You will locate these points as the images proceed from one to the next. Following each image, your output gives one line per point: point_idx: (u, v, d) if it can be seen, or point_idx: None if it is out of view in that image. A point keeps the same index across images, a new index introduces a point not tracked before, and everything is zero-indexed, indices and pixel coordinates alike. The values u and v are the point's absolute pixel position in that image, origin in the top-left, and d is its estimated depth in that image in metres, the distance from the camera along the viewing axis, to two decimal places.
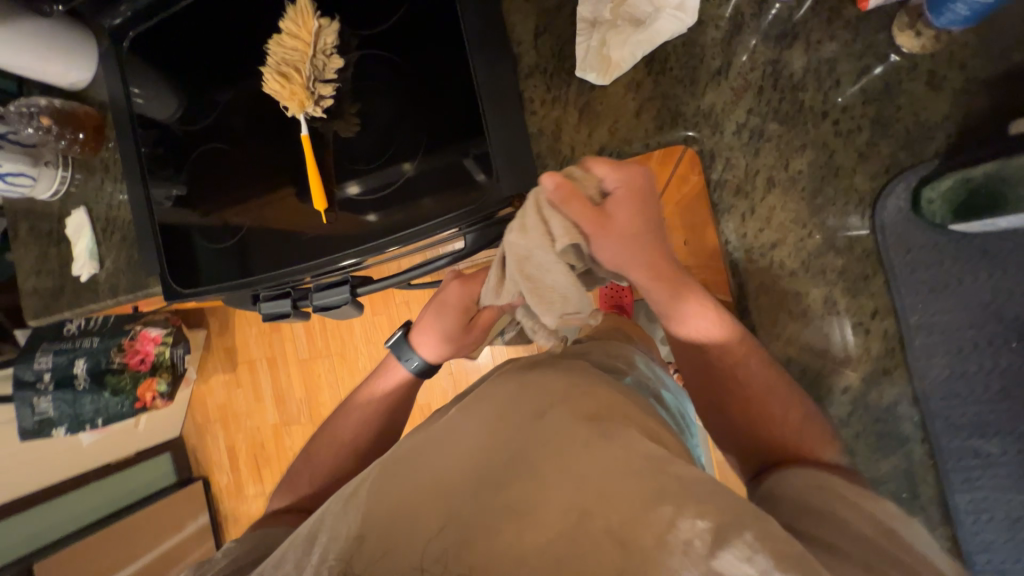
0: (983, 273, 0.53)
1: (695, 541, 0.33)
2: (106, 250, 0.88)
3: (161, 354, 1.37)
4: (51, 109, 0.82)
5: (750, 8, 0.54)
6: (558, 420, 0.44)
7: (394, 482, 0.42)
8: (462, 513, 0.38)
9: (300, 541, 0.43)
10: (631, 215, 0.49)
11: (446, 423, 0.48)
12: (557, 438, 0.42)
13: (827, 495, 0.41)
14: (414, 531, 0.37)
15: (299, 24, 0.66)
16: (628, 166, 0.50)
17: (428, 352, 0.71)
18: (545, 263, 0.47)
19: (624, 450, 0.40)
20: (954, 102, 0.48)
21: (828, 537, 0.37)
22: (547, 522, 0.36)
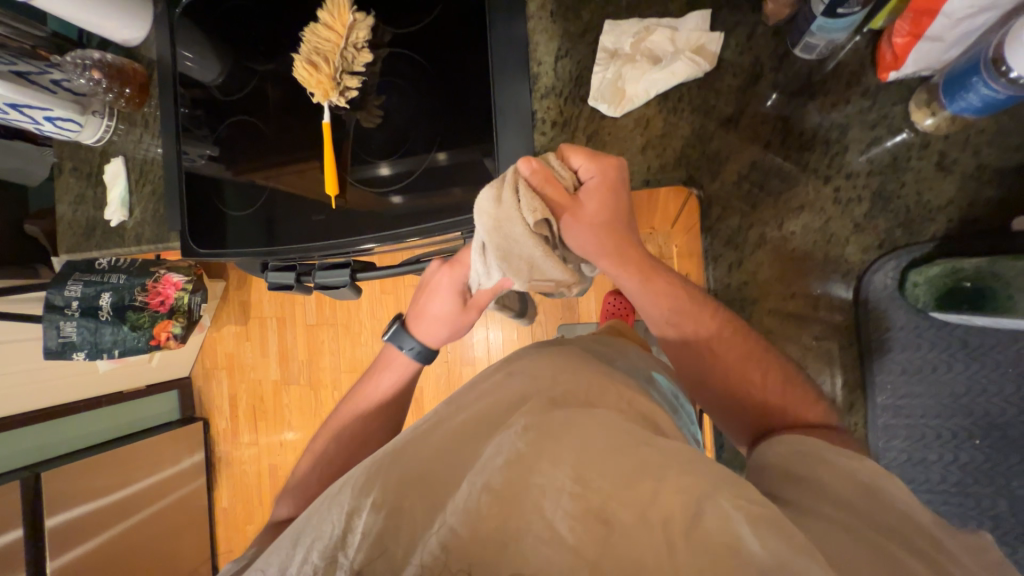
0: (958, 364, 0.54)
1: (674, 517, 0.34)
2: (138, 200, 0.94)
3: (180, 299, 1.44)
4: (103, 63, 0.87)
5: (771, 62, 0.53)
6: (535, 405, 0.44)
7: (377, 475, 0.41)
8: (453, 502, 0.38)
9: (284, 540, 0.42)
10: (598, 204, 0.50)
11: (433, 416, 0.49)
12: (536, 418, 0.42)
13: (820, 464, 0.40)
14: (407, 518, 0.38)
15: (336, 16, 0.69)
16: (601, 155, 0.50)
17: (428, 336, 0.74)
18: (514, 235, 0.46)
19: (605, 427, 0.41)
20: (961, 188, 0.49)
21: (804, 502, 0.38)
22: (539, 500, 0.36)
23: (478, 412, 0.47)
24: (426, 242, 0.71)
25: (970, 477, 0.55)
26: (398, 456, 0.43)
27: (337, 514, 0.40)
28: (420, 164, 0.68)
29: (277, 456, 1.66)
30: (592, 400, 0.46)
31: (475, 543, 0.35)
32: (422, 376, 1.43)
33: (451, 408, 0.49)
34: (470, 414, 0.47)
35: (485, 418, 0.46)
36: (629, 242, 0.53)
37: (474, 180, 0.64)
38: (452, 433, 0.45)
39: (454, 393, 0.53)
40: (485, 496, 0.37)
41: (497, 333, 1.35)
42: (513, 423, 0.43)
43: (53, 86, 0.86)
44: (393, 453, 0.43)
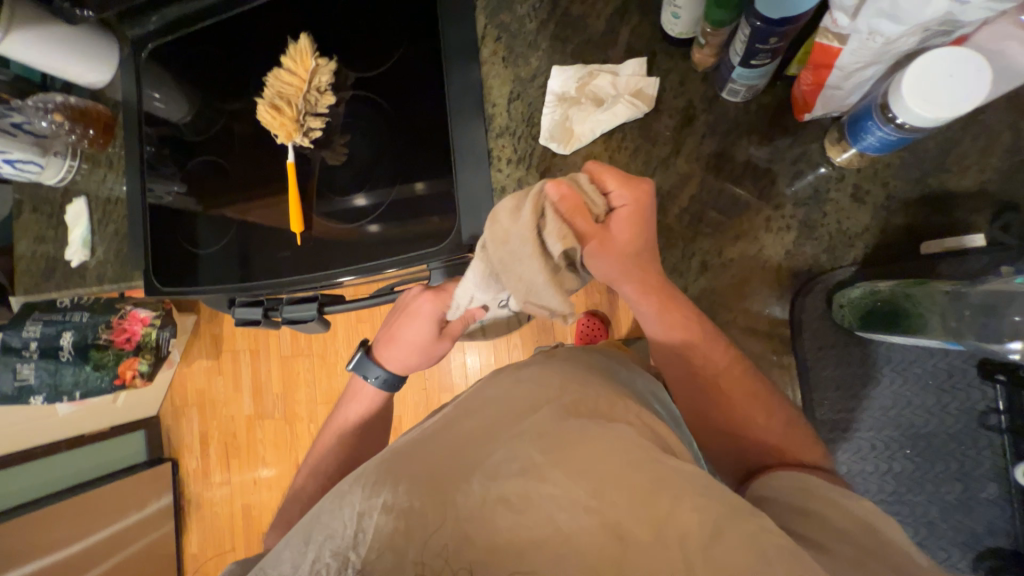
0: (886, 380, 0.58)
1: (691, 533, 0.36)
2: (101, 239, 0.93)
3: (147, 336, 1.40)
4: (66, 106, 0.88)
5: (702, 104, 0.58)
6: (549, 412, 0.46)
7: (394, 479, 0.44)
8: (466, 508, 0.41)
9: (300, 527, 0.46)
10: (627, 231, 0.52)
11: (445, 419, 0.51)
12: (553, 429, 0.44)
13: (812, 496, 0.44)
14: (427, 519, 0.41)
15: (298, 61, 0.72)
16: (635, 180, 0.51)
17: (392, 366, 0.75)
18: (520, 254, 0.48)
19: (622, 440, 0.42)
20: (874, 215, 0.53)
21: (811, 533, 0.39)
22: (558, 508, 0.39)
23: (486, 416, 0.49)
24: (402, 273, 0.72)
25: (905, 485, 0.58)
26: (414, 460, 0.45)
27: (344, 518, 0.42)
28: (384, 199, 0.70)
29: (250, 494, 1.60)
30: (605, 410, 0.47)
31: (496, 549, 0.38)
32: (400, 406, 1.41)
33: (464, 410, 0.52)
34: (484, 417, 0.49)
35: (496, 424, 0.47)
36: (651, 269, 0.54)
37: (435, 214, 0.66)
38: (469, 440, 0.46)
39: (468, 396, 0.55)
40: (501, 503, 0.40)
41: (474, 357, 1.35)
42: (527, 432, 0.44)
43: (13, 130, 0.87)
44: (411, 450, 0.47)
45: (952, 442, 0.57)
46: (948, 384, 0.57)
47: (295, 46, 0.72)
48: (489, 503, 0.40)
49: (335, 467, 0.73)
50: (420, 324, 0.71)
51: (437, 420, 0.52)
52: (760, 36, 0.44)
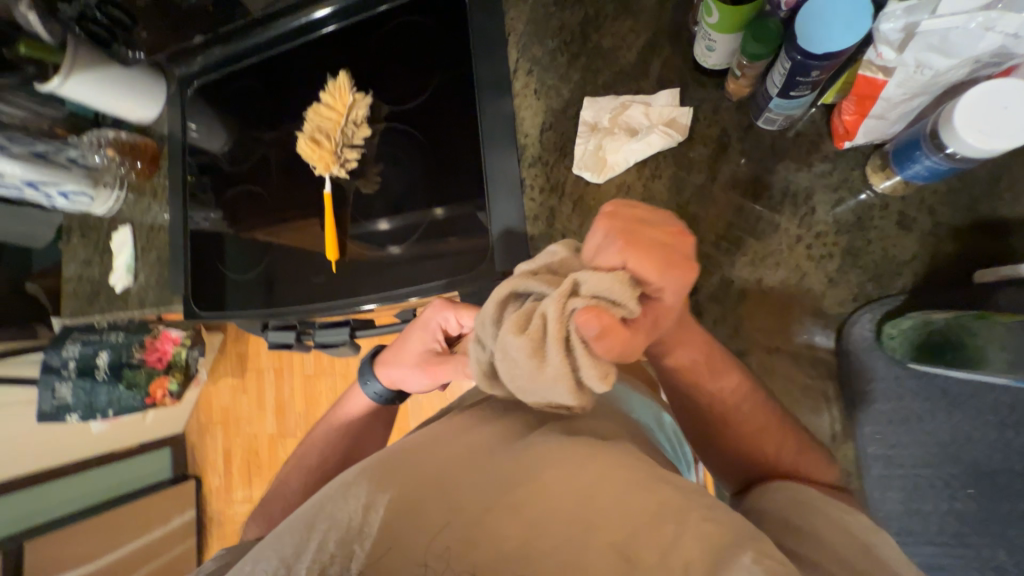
0: (943, 414, 0.51)
1: (694, 561, 0.34)
2: (143, 264, 0.97)
3: (178, 354, 1.46)
4: (117, 141, 0.93)
5: (736, 132, 0.58)
6: (559, 426, 0.47)
7: (398, 478, 0.43)
8: (469, 512, 0.39)
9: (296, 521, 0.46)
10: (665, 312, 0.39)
11: (456, 423, 0.51)
12: (559, 443, 0.44)
13: (810, 514, 0.43)
14: (427, 523, 0.39)
15: (337, 97, 0.75)
16: (680, 264, 0.38)
17: (383, 376, 0.72)
18: (548, 384, 0.36)
19: (629, 460, 0.43)
20: (922, 242, 0.51)
21: (805, 551, 0.39)
22: (561, 522, 0.38)
23: (495, 426, 0.49)
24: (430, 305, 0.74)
25: (972, 530, 0.50)
26: (416, 461, 0.45)
27: (347, 512, 0.42)
28: (421, 222, 0.71)
29: None
30: (615, 431, 0.48)
31: (496, 557, 0.36)
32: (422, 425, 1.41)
33: (469, 417, 0.52)
34: (493, 427, 0.49)
35: (505, 433, 0.48)
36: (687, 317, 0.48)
37: (467, 237, 0.68)
38: (473, 448, 0.46)
39: (473, 405, 0.56)
40: (501, 509, 0.39)
41: None
42: (535, 447, 0.44)
43: (69, 163, 0.90)
44: (413, 451, 0.47)
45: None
46: (1015, 420, 0.49)
47: (334, 83, 0.76)
48: (491, 510, 0.39)
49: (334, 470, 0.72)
50: (417, 333, 0.66)
51: (438, 425, 0.53)
52: (802, 71, 0.44)
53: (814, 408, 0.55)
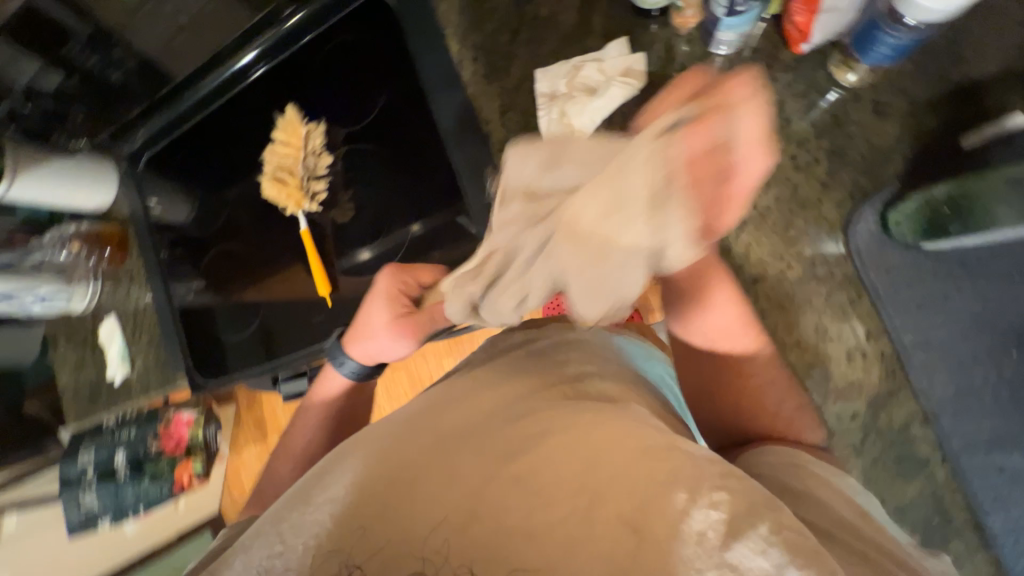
0: (962, 285, 0.50)
1: (708, 533, 0.31)
2: (137, 349, 0.95)
3: (195, 435, 1.38)
4: (82, 233, 0.91)
5: (693, 65, 0.58)
6: (554, 396, 0.46)
7: (384, 472, 0.42)
8: (464, 486, 0.38)
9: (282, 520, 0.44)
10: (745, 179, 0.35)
11: (457, 397, 0.50)
12: (551, 415, 0.43)
13: (811, 479, 0.42)
14: (410, 513, 0.37)
15: (290, 131, 0.76)
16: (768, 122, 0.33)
17: (357, 351, 0.67)
18: (609, 257, 0.36)
19: (629, 424, 0.41)
20: (903, 124, 0.51)
21: (815, 517, 0.37)
22: (553, 489, 0.36)
23: (498, 397, 0.48)
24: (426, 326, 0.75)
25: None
26: (400, 448, 0.44)
27: (334, 509, 0.40)
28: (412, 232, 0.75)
29: None
30: (611, 395, 0.47)
31: (489, 540, 0.34)
32: None
33: (457, 396, 0.51)
34: (483, 407, 0.47)
35: (505, 405, 0.46)
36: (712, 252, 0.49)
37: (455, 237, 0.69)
38: (462, 432, 0.44)
39: (461, 382, 0.53)
40: (487, 490, 0.37)
41: None
42: (536, 416, 0.43)
43: (36, 268, 0.87)
44: (398, 438, 0.45)
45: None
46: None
47: (284, 118, 0.76)
48: (477, 490, 0.37)
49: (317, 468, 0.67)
50: (379, 301, 0.65)
51: (422, 408, 0.51)
52: None
53: (846, 315, 0.52)
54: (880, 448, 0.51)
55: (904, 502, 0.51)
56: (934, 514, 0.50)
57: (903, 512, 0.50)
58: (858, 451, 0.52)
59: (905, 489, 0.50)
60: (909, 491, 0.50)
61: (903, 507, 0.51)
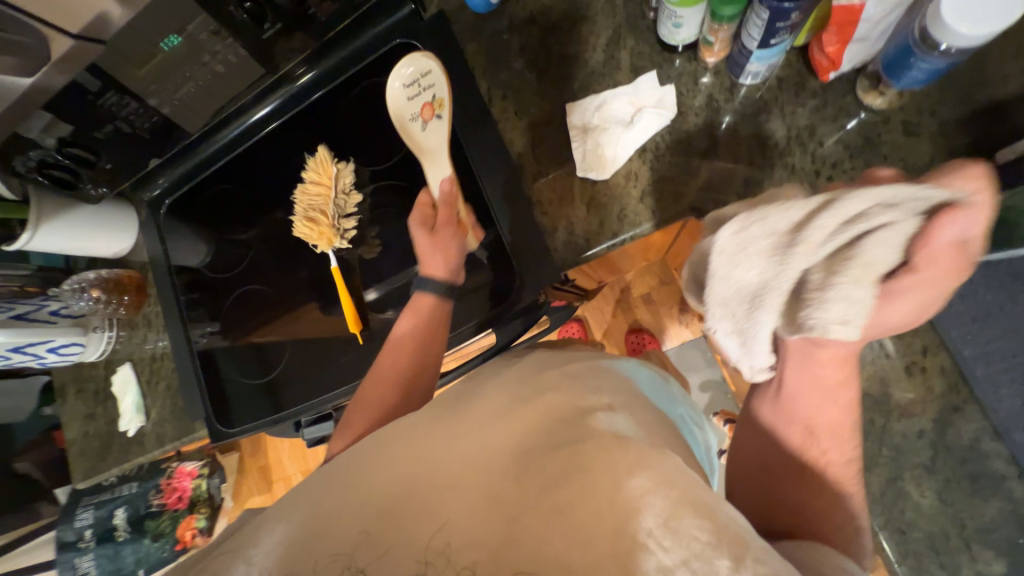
0: (1017, 297, 0.50)
1: None
2: (153, 399, 0.91)
3: (198, 488, 1.25)
4: (100, 280, 0.88)
5: (722, 94, 0.60)
6: (589, 424, 0.35)
7: (352, 485, 0.37)
8: (478, 517, 0.32)
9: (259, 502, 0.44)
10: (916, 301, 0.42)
11: (478, 403, 0.40)
12: (570, 450, 0.33)
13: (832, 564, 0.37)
14: (363, 548, 0.33)
15: (320, 171, 0.73)
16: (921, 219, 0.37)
17: (439, 273, 0.62)
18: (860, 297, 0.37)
19: (674, 478, 0.31)
20: (936, 144, 0.53)
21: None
22: (524, 564, 0.29)
23: (528, 408, 0.38)
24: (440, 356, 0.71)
25: None
26: (381, 460, 0.37)
27: (289, 510, 0.37)
28: None
29: None
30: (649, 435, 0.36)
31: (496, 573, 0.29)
32: None
33: (472, 402, 0.41)
34: (496, 425, 0.37)
35: (536, 422, 0.37)
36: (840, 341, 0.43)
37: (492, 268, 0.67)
38: (456, 459, 0.36)
39: (484, 385, 0.43)
40: (450, 544, 0.31)
41: None
42: (574, 441, 0.34)
43: (52, 317, 0.87)
44: (384, 446, 0.39)
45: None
46: None
47: (315, 158, 0.73)
48: (439, 537, 0.32)
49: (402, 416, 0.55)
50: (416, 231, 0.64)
51: (426, 411, 0.42)
52: (781, 16, 0.46)
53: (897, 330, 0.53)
54: (952, 467, 0.50)
55: (983, 522, 0.49)
56: (1019, 535, 0.48)
57: (984, 533, 0.49)
58: (929, 471, 0.51)
59: (983, 509, 0.50)
60: (988, 511, 0.49)
61: (983, 528, 0.49)
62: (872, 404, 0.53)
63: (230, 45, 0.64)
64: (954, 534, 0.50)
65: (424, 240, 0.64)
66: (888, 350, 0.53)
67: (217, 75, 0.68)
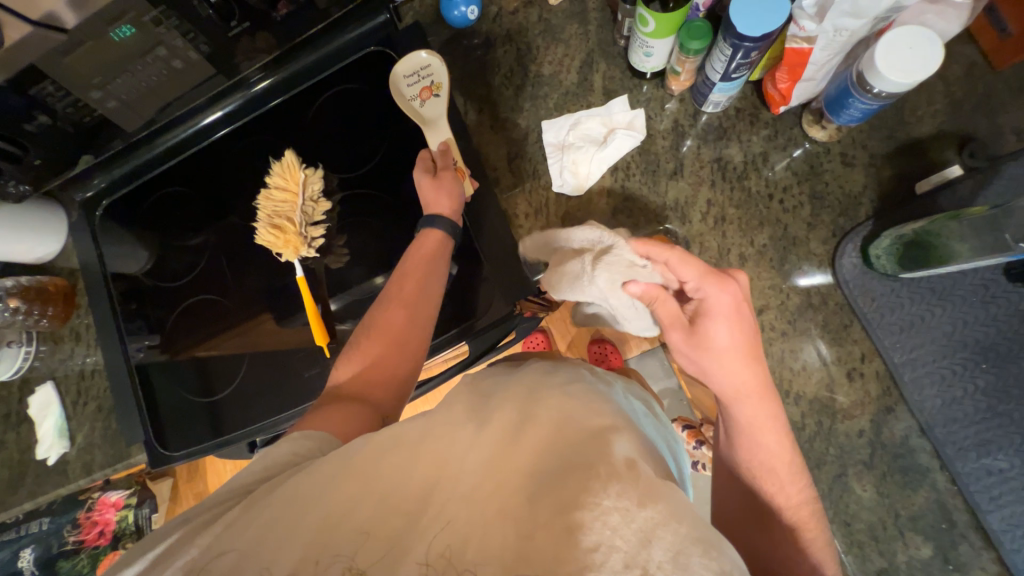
0: (938, 310, 0.57)
1: None
2: (79, 422, 0.82)
3: (124, 522, 0.90)
4: (18, 288, 0.77)
5: (686, 120, 0.65)
6: (604, 452, 0.35)
7: (364, 483, 0.37)
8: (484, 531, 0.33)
9: (254, 465, 0.42)
10: (732, 331, 0.46)
11: (501, 420, 0.38)
12: (584, 479, 0.33)
13: None
14: (366, 550, 0.34)
15: (287, 176, 0.70)
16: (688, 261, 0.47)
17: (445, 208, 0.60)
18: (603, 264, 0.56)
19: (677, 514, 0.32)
20: (868, 174, 0.60)
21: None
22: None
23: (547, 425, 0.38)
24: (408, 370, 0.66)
25: (996, 398, 0.54)
26: (398, 458, 0.37)
27: (294, 499, 0.36)
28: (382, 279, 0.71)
29: None
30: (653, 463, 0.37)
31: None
32: None
33: (493, 409, 0.40)
34: (515, 438, 0.37)
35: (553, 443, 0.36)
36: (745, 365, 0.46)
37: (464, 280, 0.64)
38: (472, 471, 0.36)
39: (506, 391, 0.42)
40: (450, 548, 0.33)
41: None
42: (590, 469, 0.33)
43: None
44: (399, 445, 0.38)
45: (1020, 346, 0.54)
46: (989, 295, 0.55)
47: (280, 162, 0.71)
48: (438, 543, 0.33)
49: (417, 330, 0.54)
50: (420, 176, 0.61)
51: (444, 413, 0.41)
52: (742, 52, 0.50)
53: (838, 339, 0.59)
54: (887, 462, 0.56)
55: (914, 510, 0.56)
56: (942, 520, 0.55)
57: (914, 520, 0.55)
58: (869, 467, 0.57)
59: (913, 499, 0.56)
60: (918, 500, 0.56)
61: (914, 516, 0.56)
62: (821, 407, 0.58)
63: (189, 42, 0.60)
64: (890, 523, 0.56)
65: (426, 187, 0.61)
66: (833, 358, 0.59)
67: (172, 71, 0.63)
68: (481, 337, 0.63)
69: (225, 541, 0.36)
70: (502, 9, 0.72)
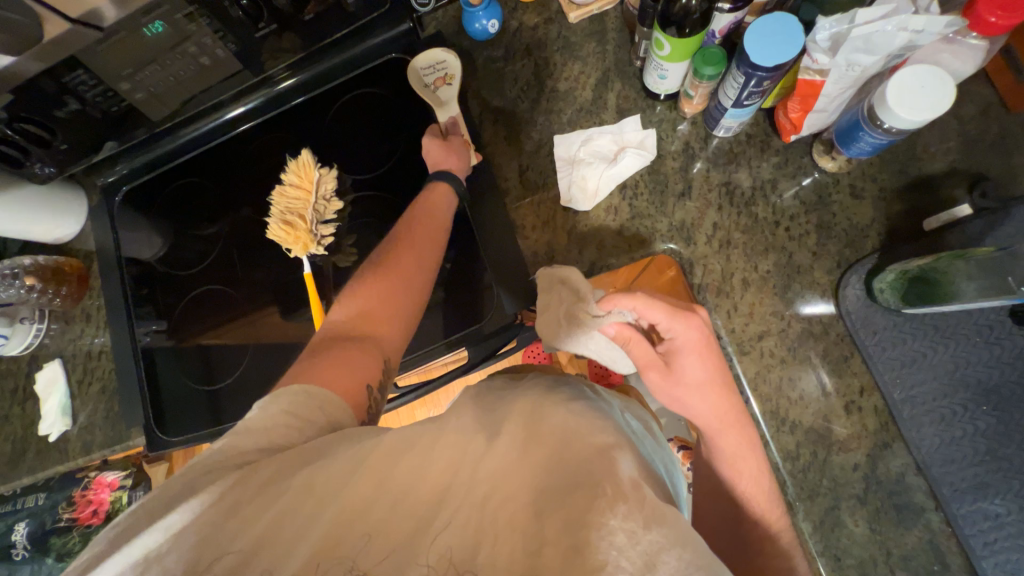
0: (939, 347, 0.56)
1: None
2: (83, 402, 0.83)
3: (118, 503, 0.90)
4: (36, 266, 0.79)
5: (697, 143, 0.65)
6: (613, 472, 0.35)
7: (376, 484, 0.37)
8: (494, 537, 0.34)
9: (252, 433, 0.41)
10: (703, 368, 0.51)
11: (512, 432, 0.39)
12: (593, 497, 0.34)
13: None
14: (372, 551, 0.35)
15: (302, 174, 0.71)
16: (647, 306, 0.52)
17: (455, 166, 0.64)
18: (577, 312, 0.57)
19: (682, 533, 0.33)
20: (876, 208, 0.60)
21: None
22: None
23: (554, 440, 0.38)
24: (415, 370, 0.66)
25: (995, 441, 0.53)
26: (409, 461, 0.38)
27: (299, 495, 0.37)
28: None
29: None
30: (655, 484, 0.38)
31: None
32: None
33: (501, 420, 0.41)
34: (523, 452, 0.38)
35: (561, 458, 0.37)
36: (719, 395, 0.51)
37: (468, 288, 0.65)
38: (482, 479, 0.37)
39: (512, 403, 0.42)
40: (457, 553, 0.34)
41: None
42: (600, 488, 0.34)
43: None
44: (410, 447, 0.39)
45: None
46: (993, 336, 0.55)
47: (296, 161, 0.72)
48: (448, 545, 0.34)
49: (419, 284, 0.55)
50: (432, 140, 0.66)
51: (454, 423, 0.41)
52: (755, 81, 0.51)
53: (836, 370, 0.59)
54: (881, 498, 0.56)
55: (906, 549, 0.55)
56: (934, 562, 0.54)
57: (905, 560, 0.55)
58: (862, 501, 0.56)
59: (906, 538, 0.55)
60: (910, 540, 0.55)
61: (906, 556, 0.55)
62: (817, 437, 0.58)
63: (218, 39, 0.62)
64: (881, 561, 0.55)
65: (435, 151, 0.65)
66: (831, 389, 0.58)
67: (201, 67, 0.66)
68: (481, 341, 0.64)
69: (222, 540, 0.35)
70: (523, 24, 0.73)
